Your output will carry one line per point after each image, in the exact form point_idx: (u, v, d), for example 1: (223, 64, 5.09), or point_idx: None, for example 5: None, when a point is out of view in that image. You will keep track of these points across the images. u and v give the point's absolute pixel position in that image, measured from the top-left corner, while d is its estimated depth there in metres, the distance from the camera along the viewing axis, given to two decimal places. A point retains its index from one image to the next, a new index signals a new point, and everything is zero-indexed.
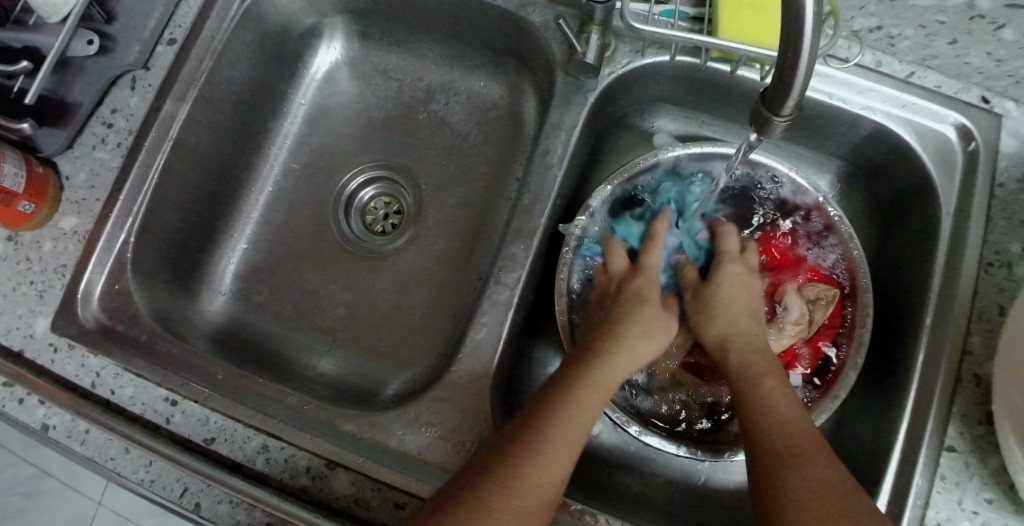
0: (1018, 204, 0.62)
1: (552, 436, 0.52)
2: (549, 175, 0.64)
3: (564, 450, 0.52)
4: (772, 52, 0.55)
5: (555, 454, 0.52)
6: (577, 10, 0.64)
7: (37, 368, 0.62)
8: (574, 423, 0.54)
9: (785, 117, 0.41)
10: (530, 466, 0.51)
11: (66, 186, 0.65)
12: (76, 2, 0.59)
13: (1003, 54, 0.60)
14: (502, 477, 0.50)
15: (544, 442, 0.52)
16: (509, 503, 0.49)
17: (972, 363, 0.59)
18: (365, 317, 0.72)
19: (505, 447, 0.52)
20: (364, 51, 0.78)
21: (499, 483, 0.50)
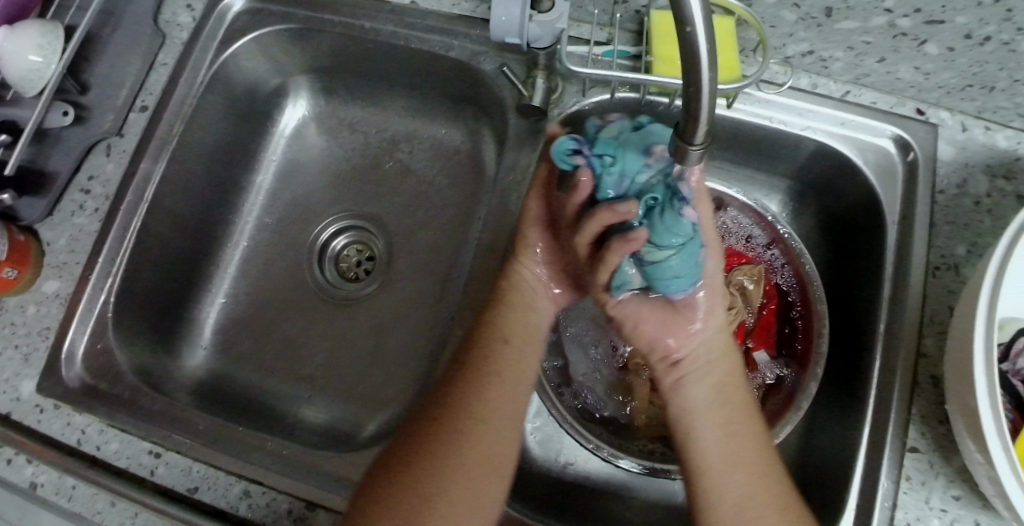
0: (958, 208, 0.64)
1: (510, 366, 0.60)
2: (506, 212, 0.66)
3: (516, 376, 0.60)
4: (677, 79, 0.59)
5: (510, 387, 0.59)
6: (521, 56, 0.68)
7: (24, 429, 0.64)
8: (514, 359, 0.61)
9: (698, 146, 0.44)
10: (479, 409, 0.57)
11: (48, 252, 0.68)
12: (49, 77, 0.63)
13: (930, 67, 0.62)
14: (468, 404, 0.57)
15: (496, 397, 0.58)
16: (467, 472, 0.54)
17: (927, 364, 0.61)
18: (342, 360, 0.74)
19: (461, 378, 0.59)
20: (330, 107, 0.82)
21: (473, 418, 0.56)
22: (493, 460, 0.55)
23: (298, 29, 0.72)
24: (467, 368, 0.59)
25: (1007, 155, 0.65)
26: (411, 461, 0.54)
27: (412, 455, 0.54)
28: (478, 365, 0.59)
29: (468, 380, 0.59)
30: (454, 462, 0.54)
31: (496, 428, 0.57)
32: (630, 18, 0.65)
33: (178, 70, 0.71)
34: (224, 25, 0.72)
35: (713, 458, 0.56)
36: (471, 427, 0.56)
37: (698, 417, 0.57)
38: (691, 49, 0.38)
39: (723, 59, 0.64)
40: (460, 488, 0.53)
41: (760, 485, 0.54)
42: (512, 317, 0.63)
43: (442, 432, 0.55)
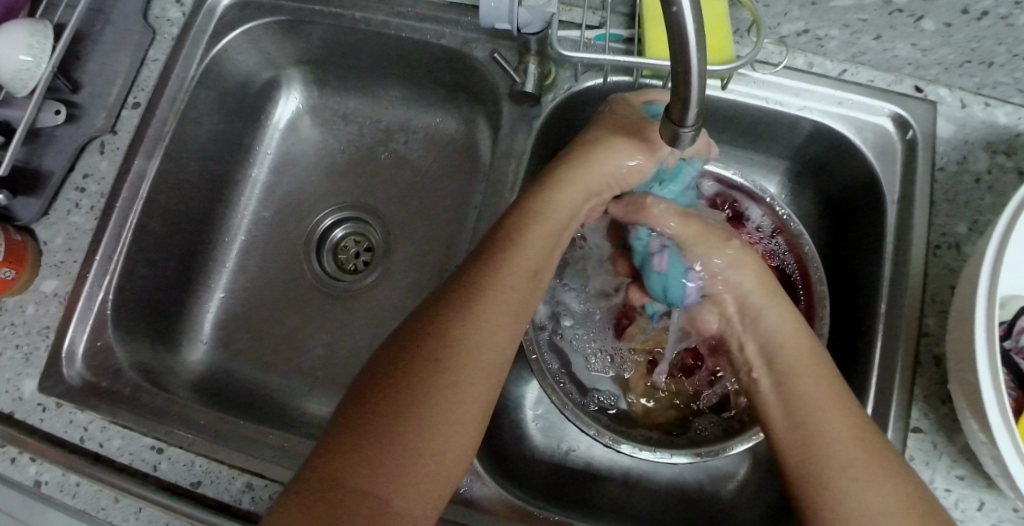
0: (959, 185, 0.64)
1: (504, 300, 0.52)
2: (502, 200, 0.66)
3: (510, 315, 0.52)
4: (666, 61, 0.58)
5: (500, 327, 0.51)
6: (513, 42, 0.67)
7: (26, 428, 0.64)
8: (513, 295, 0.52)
9: (689, 127, 0.43)
10: (473, 343, 0.49)
11: (45, 252, 0.68)
12: (41, 76, 0.63)
13: (927, 43, 0.61)
14: (453, 335, 0.49)
15: (487, 332, 0.50)
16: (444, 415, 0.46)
17: (929, 343, 0.60)
18: (342, 353, 0.74)
19: (452, 308, 0.50)
20: (323, 99, 0.81)
21: (454, 353, 0.48)
22: (476, 400, 0.48)
23: (289, 21, 0.72)
24: (456, 296, 0.51)
25: (1008, 131, 0.65)
26: (382, 400, 0.46)
27: (384, 396, 0.46)
28: (472, 294, 0.51)
29: (457, 313, 0.50)
30: (432, 406, 0.46)
31: (477, 367, 0.49)
32: (622, 1, 0.65)
33: (168, 65, 0.71)
34: (214, 18, 0.72)
35: (822, 443, 0.48)
36: (451, 365, 0.48)
37: (810, 403, 0.50)
38: (679, 31, 0.38)
39: (716, 39, 0.64)
40: (431, 435, 0.45)
41: (869, 459, 0.47)
42: (517, 246, 0.55)
43: (420, 372, 0.47)
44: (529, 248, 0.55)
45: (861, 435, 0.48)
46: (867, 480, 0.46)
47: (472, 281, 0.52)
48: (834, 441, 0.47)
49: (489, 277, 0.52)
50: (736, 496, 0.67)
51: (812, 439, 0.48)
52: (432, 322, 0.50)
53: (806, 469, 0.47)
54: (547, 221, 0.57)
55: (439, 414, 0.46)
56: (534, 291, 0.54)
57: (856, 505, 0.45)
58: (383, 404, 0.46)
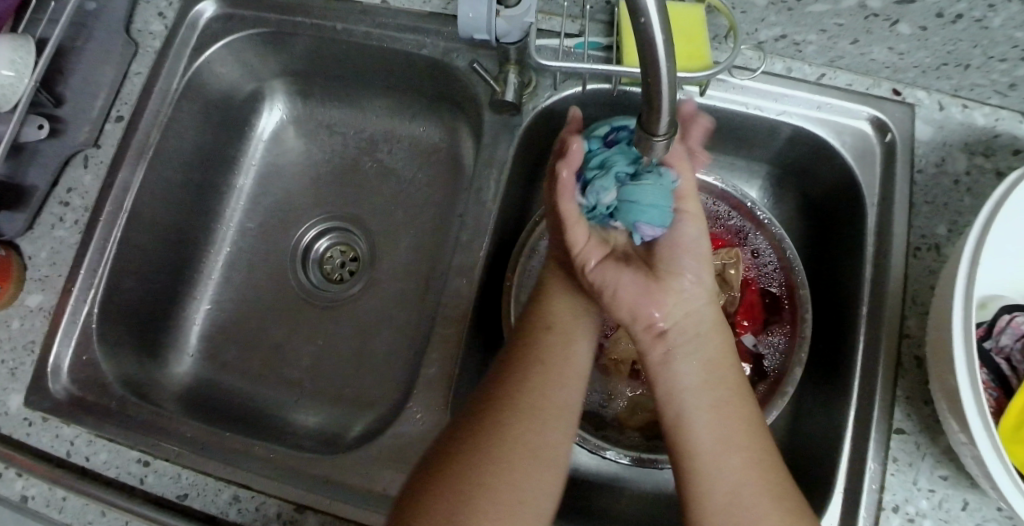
0: (938, 187, 0.64)
1: (560, 362, 0.55)
2: (485, 208, 0.66)
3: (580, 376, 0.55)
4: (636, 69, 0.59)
5: (563, 389, 0.54)
6: (493, 51, 0.68)
7: (12, 443, 0.64)
8: (574, 364, 0.56)
9: (663, 137, 0.44)
10: (516, 413, 0.52)
11: (29, 266, 0.68)
12: (23, 91, 0.63)
13: (904, 47, 0.62)
14: (524, 404, 0.53)
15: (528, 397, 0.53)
16: (505, 479, 0.49)
17: (910, 345, 0.61)
18: (329, 362, 0.74)
19: (506, 377, 0.54)
20: (307, 110, 0.82)
21: (531, 409, 0.52)
22: (546, 458, 0.51)
23: (271, 33, 0.72)
24: (518, 361, 0.55)
25: (986, 132, 0.65)
26: (454, 460, 0.50)
27: (455, 453, 0.50)
28: (532, 357, 0.56)
29: (516, 380, 0.54)
30: (519, 462, 0.50)
31: (556, 425, 0.53)
32: (600, 10, 0.65)
33: (152, 79, 0.71)
34: (197, 31, 0.73)
35: (700, 459, 0.50)
36: (510, 436, 0.51)
37: (687, 395, 0.52)
38: (648, 42, 0.38)
39: (693, 46, 0.64)
40: (506, 495, 0.49)
41: (741, 465, 0.50)
42: (560, 309, 0.59)
43: (506, 441, 0.51)
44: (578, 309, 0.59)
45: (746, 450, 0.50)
46: (755, 501, 0.49)
47: (533, 343, 0.57)
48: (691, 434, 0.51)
49: (572, 339, 0.57)
50: None
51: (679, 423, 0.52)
52: (496, 388, 0.54)
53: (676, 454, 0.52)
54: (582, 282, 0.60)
55: (524, 471, 0.50)
56: (587, 348, 0.57)
57: (719, 487, 0.49)
58: (472, 455, 0.50)
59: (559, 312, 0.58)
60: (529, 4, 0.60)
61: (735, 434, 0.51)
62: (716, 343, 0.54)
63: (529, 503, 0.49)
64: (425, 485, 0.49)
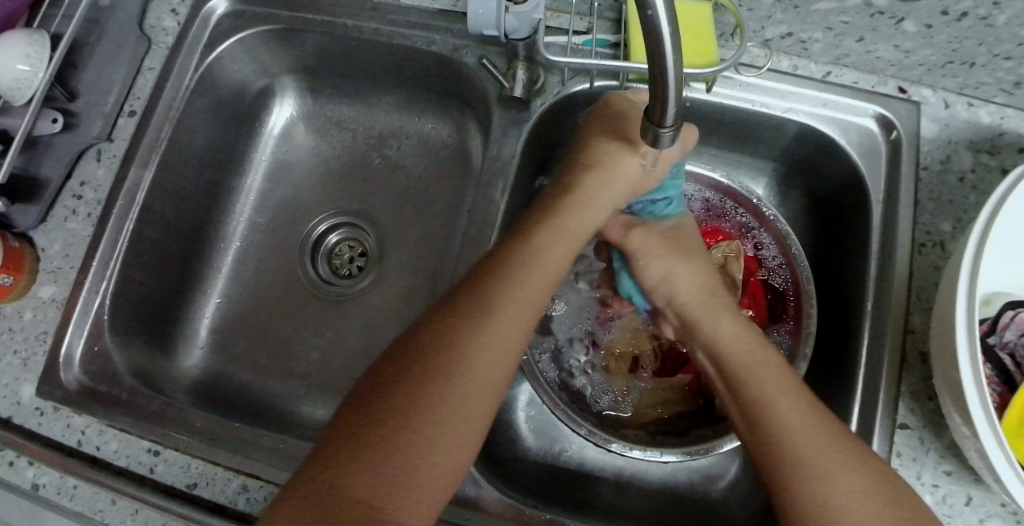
0: (944, 184, 0.64)
1: (512, 305, 0.54)
2: (493, 203, 0.67)
3: (500, 350, 0.52)
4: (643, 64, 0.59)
5: (485, 360, 0.51)
6: (502, 48, 0.68)
7: (24, 432, 0.64)
8: (499, 338, 0.53)
9: (669, 129, 0.44)
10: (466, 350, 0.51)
11: (42, 258, 0.69)
12: (38, 84, 0.64)
13: (909, 45, 0.62)
14: (442, 376, 0.50)
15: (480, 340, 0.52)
16: (434, 417, 0.48)
17: (915, 341, 0.61)
18: (337, 356, 0.74)
19: (457, 317, 0.53)
20: (317, 106, 0.83)
21: (448, 378, 0.50)
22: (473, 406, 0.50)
23: (282, 30, 0.73)
24: (445, 327, 0.52)
25: (991, 130, 0.65)
26: (391, 396, 0.49)
27: (396, 389, 0.49)
28: (462, 326, 0.52)
29: (442, 347, 0.51)
30: (424, 434, 0.47)
31: (467, 395, 0.50)
32: (608, 7, 0.66)
33: (164, 75, 0.72)
34: (209, 27, 0.73)
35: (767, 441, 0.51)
36: (446, 376, 0.50)
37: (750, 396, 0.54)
38: (654, 36, 0.39)
39: (700, 43, 0.64)
40: (403, 470, 0.46)
41: (828, 443, 0.50)
42: (506, 282, 0.55)
43: (410, 413, 0.48)
44: (515, 284, 0.55)
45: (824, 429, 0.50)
46: (842, 471, 0.48)
47: (467, 309, 0.53)
48: (773, 414, 0.52)
49: (492, 307, 0.53)
50: (727, 494, 0.68)
51: (759, 407, 0.53)
52: (419, 355, 0.51)
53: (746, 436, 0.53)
54: (533, 252, 0.57)
55: (427, 441, 0.47)
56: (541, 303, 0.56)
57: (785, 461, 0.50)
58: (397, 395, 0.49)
59: (501, 287, 0.55)
60: (538, 2, 0.60)
61: (802, 413, 0.51)
62: (724, 325, 0.59)
63: (427, 476, 0.47)
64: (319, 457, 0.47)
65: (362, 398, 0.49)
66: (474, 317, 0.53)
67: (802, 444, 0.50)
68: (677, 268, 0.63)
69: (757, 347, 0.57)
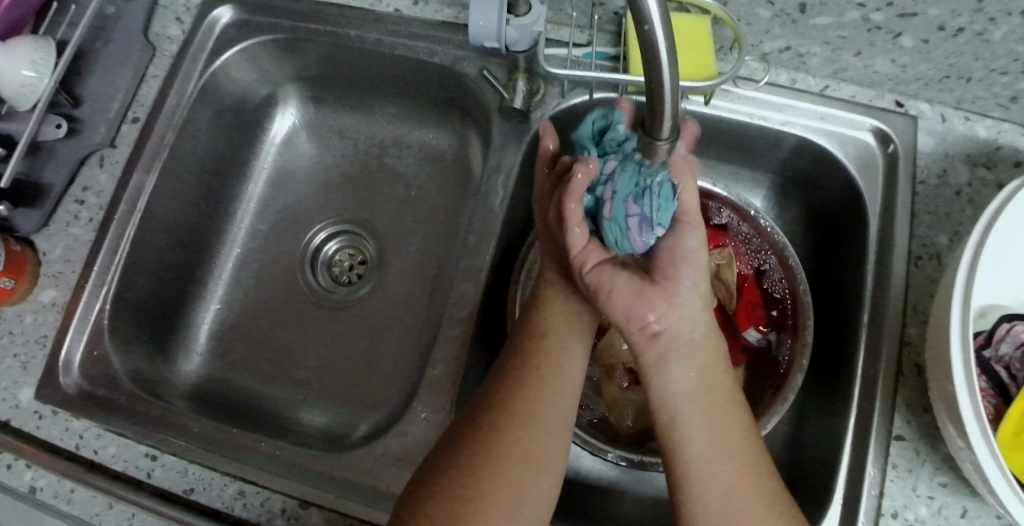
0: (940, 198, 0.65)
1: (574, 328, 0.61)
2: (492, 214, 0.68)
3: (559, 420, 0.55)
4: (641, 77, 0.60)
5: (549, 415, 0.55)
6: (502, 59, 0.69)
7: (23, 436, 0.65)
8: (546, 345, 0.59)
9: (666, 141, 0.45)
10: (558, 367, 0.58)
11: (44, 263, 0.70)
12: (43, 91, 0.65)
13: (906, 60, 0.63)
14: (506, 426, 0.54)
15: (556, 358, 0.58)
16: (530, 436, 0.54)
17: (911, 352, 0.61)
18: (336, 363, 0.75)
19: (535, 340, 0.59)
20: (318, 114, 0.83)
21: (513, 459, 0.52)
22: (558, 421, 0.55)
23: (286, 39, 0.74)
24: (518, 378, 0.57)
25: (988, 144, 0.66)
26: (494, 417, 0.54)
27: (497, 410, 0.55)
28: (524, 375, 0.57)
29: (520, 398, 0.56)
30: (500, 464, 0.52)
31: (547, 435, 0.54)
32: (608, 21, 0.67)
33: (168, 82, 0.73)
34: (213, 36, 0.74)
35: (699, 472, 0.50)
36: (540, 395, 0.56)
37: (692, 413, 0.52)
38: (651, 49, 0.39)
39: (699, 58, 0.65)
40: (515, 474, 0.52)
41: (752, 499, 0.49)
42: (546, 352, 0.59)
43: (484, 468, 0.52)
44: (558, 351, 0.59)
45: (737, 456, 0.51)
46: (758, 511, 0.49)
47: (541, 333, 0.60)
48: (693, 450, 0.51)
49: (559, 360, 0.58)
50: None
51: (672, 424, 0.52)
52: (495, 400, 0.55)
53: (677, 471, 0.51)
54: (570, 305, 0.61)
55: (513, 452, 0.53)
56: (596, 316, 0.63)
57: (713, 494, 0.50)
58: (496, 420, 0.54)
59: (541, 354, 0.58)
60: (538, 14, 0.62)
61: (727, 462, 0.50)
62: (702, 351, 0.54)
63: (531, 481, 0.52)
64: (441, 469, 0.52)
65: (442, 442, 0.54)
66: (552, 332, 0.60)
67: (703, 475, 0.50)
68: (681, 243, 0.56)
69: (723, 369, 0.54)
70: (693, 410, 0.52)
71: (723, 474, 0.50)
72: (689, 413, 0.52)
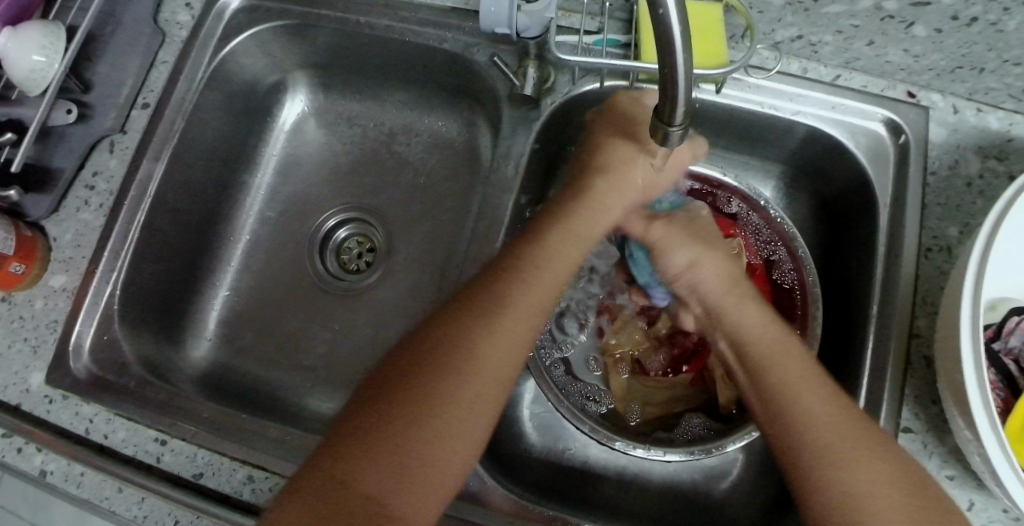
0: (951, 189, 0.65)
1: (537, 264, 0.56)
2: (502, 202, 0.67)
3: (495, 365, 0.51)
4: (652, 65, 0.59)
5: (488, 371, 0.51)
6: (513, 47, 0.69)
7: (33, 419, 0.65)
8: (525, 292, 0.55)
9: (678, 127, 0.45)
10: (493, 308, 0.53)
11: (53, 248, 0.70)
12: (53, 76, 0.64)
13: (919, 49, 0.62)
14: (452, 364, 0.50)
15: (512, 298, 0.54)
16: (459, 379, 0.50)
17: (920, 344, 0.61)
18: (345, 350, 0.75)
19: (487, 281, 0.54)
20: (327, 102, 0.83)
21: (434, 408, 0.48)
22: (492, 367, 0.51)
23: (295, 25, 0.74)
24: (451, 321, 0.52)
25: (1000, 136, 0.65)
26: (421, 361, 0.50)
27: (424, 354, 0.50)
28: (458, 315, 0.53)
29: (453, 340, 0.51)
30: (422, 410, 0.48)
31: (478, 381, 0.50)
32: (619, 8, 0.66)
33: (177, 68, 0.73)
34: (223, 22, 0.74)
35: (804, 431, 0.50)
36: (478, 335, 0.52)
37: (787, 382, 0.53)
38: (666, 34, 0.39)
39: (710, 45, 0.65)
40: (437, 423, 0.48)
41: (863, 461, 0.48)
42: (506, 293, 0.54)
43: (404, 412, 0.48)
44: (514, 289, 0.54)
45: (840, 419, 0.50)
46: (861, 472, 0.48)
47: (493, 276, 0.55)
48: (800, 411, 0.51)
49: (505, 292, 0.54)
50: (728, 494, 0.68)
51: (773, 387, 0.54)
52: (442, 339, 0.52)
53: (770, 432, 0.52)
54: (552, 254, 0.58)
55: (445, 403, 0.49)
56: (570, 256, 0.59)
57: (828, 457, 0.49)
58: (421, 365, 0.50)
59: (492, 296, 0.54)
60: (550, 0, 0.61)
61: (836, 425, 0.50)
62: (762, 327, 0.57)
63: (454, 427, 0.48)
64: (363, 417, 0.48)
65: (374, 374, 0.51)
66: (507, 268, 0.55)
67: (815, 433, 0.50)
68: (704, 260, 0.63)
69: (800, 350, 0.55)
70: (787, 375, 0.54)
71: (828, 436, 0.50)
72: (790, 377, 0.53)
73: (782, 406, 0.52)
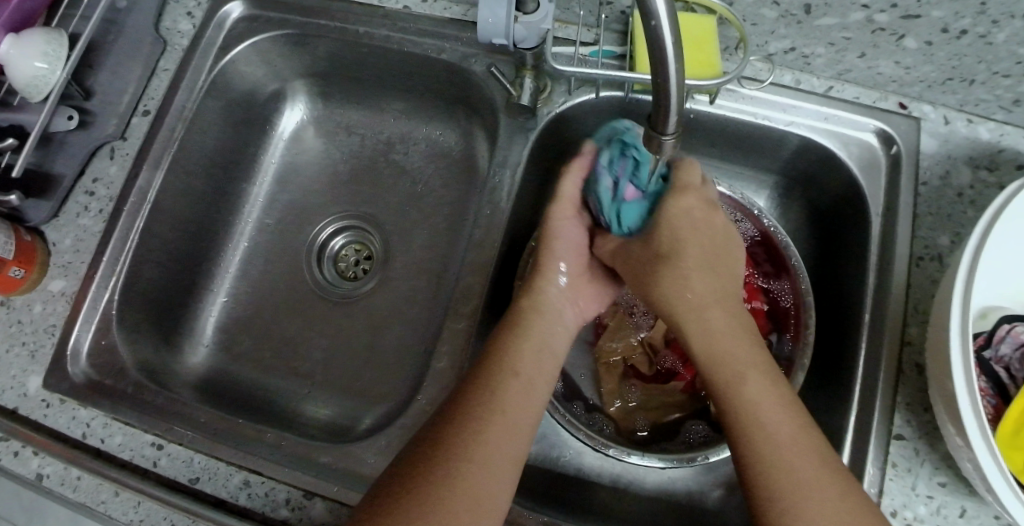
0: (941, 199, 0.65)
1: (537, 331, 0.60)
2: (498, 210, 0.68)
3: (515, 412, 0.54)
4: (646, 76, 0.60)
5: (510, 427, 0.53)
6: (510, 57, 0.70)
7: (30, 423, 0.65)
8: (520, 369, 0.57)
9: (671, 135, 0.45)
10: (500, 365, 0.56)
11: (53, 252, 0.70)
12: (56, 82, 0.65)
13: (910, 61, 0.63)
14: (475, 419, 0.53)
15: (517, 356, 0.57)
16: (484, 429, 0.52)
17: (911, 352, 0.62)
18: (341, 357, 0.75)
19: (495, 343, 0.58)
20: (327, 110, 0.84)
21: (471, 460, 0.50)
22: (510, 418, 0.54)
23: (296, 35, 0.75)
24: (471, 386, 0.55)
25: (990, 147, 0.66)
26: (449, 422, 0.53)
27: (449, 417, 0.53)
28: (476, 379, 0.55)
29: (471, 399, 0.54)
30: (459, 464, 0.50)
31: (501, 431, 0.53)
32: (615, 19, 0.67)
33: (179, 76, 0.74)
34: (224, 31, 0.75)
35: (762, 441, 0.50)
36: (491, 391, 0.54)
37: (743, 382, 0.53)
38: (657, 44, 0.39)
39: (704, 56, 0.66)
40: (474, 470, 0.50)
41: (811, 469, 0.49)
42: (511, 350, 0.58)
43: (440, 466, 0.50)
44: (519, 348, 0.58)
45: (795, 432, 0.51)
46: (812, 482, 0.48)
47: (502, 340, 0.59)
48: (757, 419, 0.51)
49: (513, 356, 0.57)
50: (722, 501, 0.68)
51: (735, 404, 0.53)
52: (455, 404, 0.54)
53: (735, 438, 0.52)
54: (538, 322, 0.60)
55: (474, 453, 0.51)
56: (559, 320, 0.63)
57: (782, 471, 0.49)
58: (446, 423, 0.53)
59: (508, 353, 0.57)
60: (546, 11, 0.62)
61: (787, 438, 0.50)
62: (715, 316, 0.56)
63: (485, 473, 0.50)
64: (400, 476, 0.50)
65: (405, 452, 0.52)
66: (508, 333, 0.59)
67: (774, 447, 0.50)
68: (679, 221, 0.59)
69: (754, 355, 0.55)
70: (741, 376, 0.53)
71: (784, 453, 0.50)
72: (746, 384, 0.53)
73: (733, 407, 0.52)
